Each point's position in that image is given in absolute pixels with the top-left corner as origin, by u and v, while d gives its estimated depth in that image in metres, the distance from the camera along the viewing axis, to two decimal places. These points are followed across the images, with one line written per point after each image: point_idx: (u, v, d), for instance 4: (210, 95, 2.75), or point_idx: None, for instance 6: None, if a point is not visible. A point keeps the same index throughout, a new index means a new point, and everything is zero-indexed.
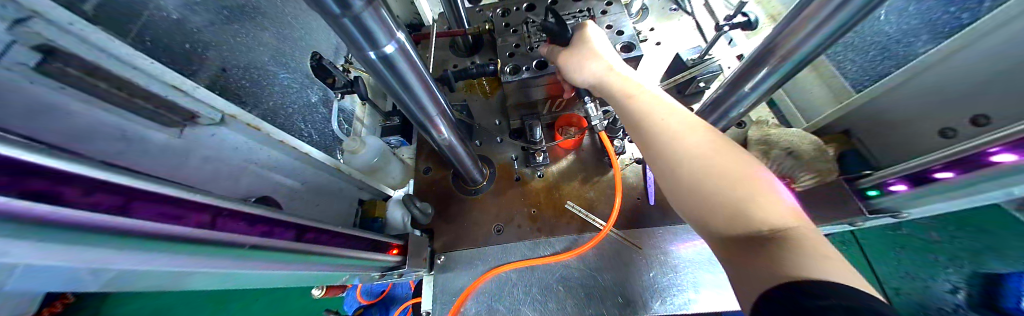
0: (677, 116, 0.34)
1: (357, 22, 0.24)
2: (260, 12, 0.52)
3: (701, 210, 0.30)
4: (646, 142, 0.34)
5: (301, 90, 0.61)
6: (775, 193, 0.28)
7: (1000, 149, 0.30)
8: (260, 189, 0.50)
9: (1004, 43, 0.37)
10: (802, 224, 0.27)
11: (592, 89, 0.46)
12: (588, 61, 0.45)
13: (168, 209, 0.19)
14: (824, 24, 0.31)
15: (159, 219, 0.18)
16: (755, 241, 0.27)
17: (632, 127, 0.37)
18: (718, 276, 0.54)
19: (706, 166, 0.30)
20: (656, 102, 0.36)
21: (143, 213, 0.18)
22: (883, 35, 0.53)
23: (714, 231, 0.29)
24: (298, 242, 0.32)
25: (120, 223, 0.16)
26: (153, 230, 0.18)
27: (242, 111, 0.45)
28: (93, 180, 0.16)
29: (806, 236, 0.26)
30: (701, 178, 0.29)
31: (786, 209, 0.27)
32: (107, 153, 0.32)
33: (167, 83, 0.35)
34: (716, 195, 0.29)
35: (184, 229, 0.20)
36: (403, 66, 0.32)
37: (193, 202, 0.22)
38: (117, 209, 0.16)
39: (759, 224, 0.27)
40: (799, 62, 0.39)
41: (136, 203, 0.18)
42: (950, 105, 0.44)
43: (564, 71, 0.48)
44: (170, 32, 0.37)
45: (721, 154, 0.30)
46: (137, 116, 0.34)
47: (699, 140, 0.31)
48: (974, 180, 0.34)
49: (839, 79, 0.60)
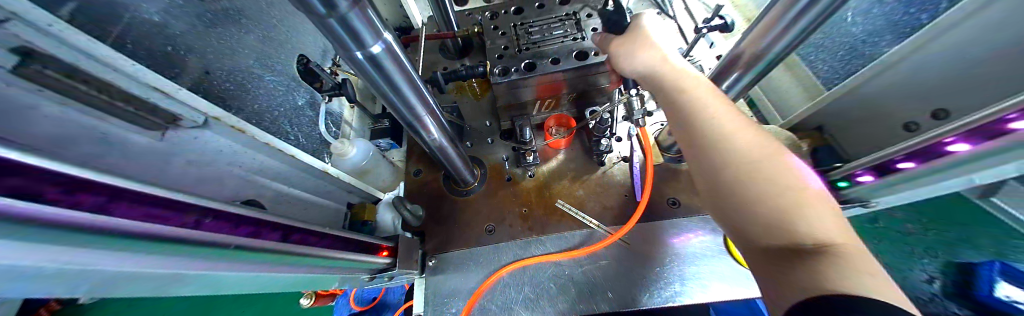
0: (733, 117, 0.34)
1: (344, 22, 0.24)
2: (245, 15, 0.52)
3: (742, 211, 0.31)
4: (695, 136, 0.35)
5: (287, 92, 0.61)
6: (825, 206, 0.28)
7: (955, 139, 0.32)
8: (243, 192, 0.49)
9: (954, 44, 0.40)
10: (852, 242, 0.26)
11: (641, 80, 0.46)
12: (642, 51, 0.45)
13: (150, 210, 0.20)
14: (791, 24, 0.33)
15: (139, 219, 0.18)
16: (795, 249, 0.27)
17: (681, 121, 0.37)
18: (705, 269, 0.55)
19: (758, 168, 0.30)
20: (714, 100, 0.36)
21: (126, 213, 0.18)
22: (849, 35, 0.56)
23: (752, 234, 0.30)
24: (285, 244, 0.31)
25: (103, 223, 0.16)
26: (136, 230, 0.18)
27: (226, 114, 0.43)
28: (76, 179, 0.16)
29: (857, 255, 0.26)
30: (747, 179, 0.30)
31: (835, 225, 0.27)
32: (88, 157, 0.32)
33: (146, 83, 0.34)
34: (759, 198, 0.29)
35: (169, 228, 0.20)
36: (391, 67, 0.33)
37: (174, 202, 0.22)
38: (98, 209, 0.17)
39: (804, 233, 0.27)
40: (772, 61, 0.41)
41: (118, 204, 0.18)
42: (913, 100, 0.46)
43: (617, 58, 0.48)
44: (152, 33, 0.37)
45: (775, 159, 0.31)
46: (115, 118, 0.33)
47: (754, 142, 0.32)
48: (933, 169, 0.36)
49: (809, 77, 0.62)
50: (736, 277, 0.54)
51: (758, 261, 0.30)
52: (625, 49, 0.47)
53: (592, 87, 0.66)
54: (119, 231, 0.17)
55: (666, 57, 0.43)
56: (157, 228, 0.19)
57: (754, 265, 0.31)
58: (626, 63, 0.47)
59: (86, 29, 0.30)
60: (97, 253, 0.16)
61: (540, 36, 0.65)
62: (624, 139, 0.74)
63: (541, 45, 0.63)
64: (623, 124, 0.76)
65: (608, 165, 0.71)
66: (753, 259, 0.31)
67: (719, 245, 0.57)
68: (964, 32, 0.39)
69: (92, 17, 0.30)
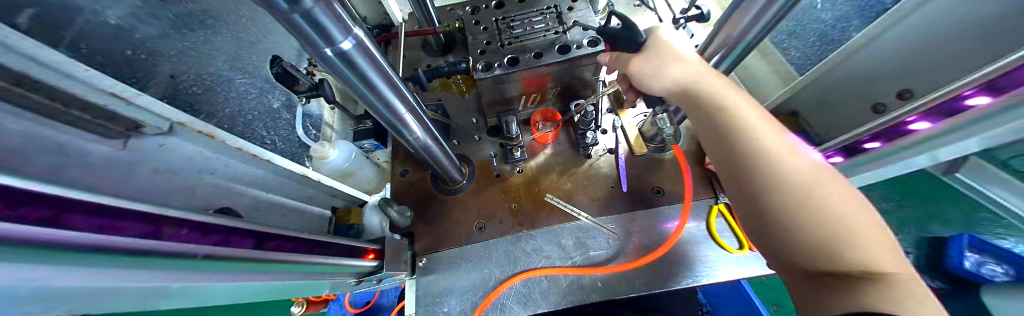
0: (784, 140, 0.33)
1: (309, 17, 0.23)
2: (213, 16, 0.49)
3: (785, 232, 0.31)
4: (741, 160, 0.35)
5: (261, 95, 0.59)
6: (873, 232, 0.28)
7: (918, 118, 0.34)
8: (221, 201, 0.47)
9: (925, 23, 0.40)
10: (901, 269, 0.27)
11: (669, 94, 0.45)
12: (674, 64, 0.43)
13: (103, 221, 0.18)
14: (762, 13, 0.34)
15: (97, 231, 0.17)
16: (838, 274, 0.28)
17: (725, 142, 0.37)
18: (690, 255, 0.57)
19: (811, 195, 0.30)
20: (761, 121, 0.35)
21: (81, 225, 0.16)
22: (820, 22, 0.58)
23: (794, 254, 0.31)
24: (260, 250, 0.30)
25: (57, 236, 0.15)
26: (90, 243, 0.16)
27: (193, 119, 0.41)
28: (18, 191, 0.14)
29: (906, 283, 0.26)
30: (794, 201, 0.31)
31: (886, 253, 0.27)
32: (49, 168, 0.28)
33: (103, 89, 0.32)
34: (804, 221, 0.30)
35: (129, 240, 0.19)
36: (365, 65, 0.32)
37: (129, 212, 0.20)
38: (51, 221, 0.15)
39: (850, 261, 0.28)
40: (747, 48, 0.41)
41: (70, 216, 0.16)
42: (883, 81, 0.46)
43: (632, 75, 0.47)
44: (108, 37, 0.34)
45: (828, 185, 0.30)
46: (72, 127, 0.30)
47: (808, 168, 0.31)
48: (895, 148, 0.38)
49: (782, 64, 0.63)
50: (720, 260, 0.56)
51: (800, 282, 0.31)
52: (641, 66, 0.45)
53: (577, 80, 0.66)
54: (75, 245, 0.16)
55: (700, 71, 0.42)
56: (113, 239, 0.18)
57: (793, 283, 0.32)
58: (649, 79, 0.45)
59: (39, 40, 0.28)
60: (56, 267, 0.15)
61: (522, 30, 0.64)
62: (609, 131, 0.74)
63: (524, 40, 0.62)
64: (606, 117, 0.76)
65: (594, 158, 0.71)
66: (796, 280, 0.32)
67: (702, 230, 0.59)
68: (934, 12, 0.39)
69: (43, 23, 0.28)
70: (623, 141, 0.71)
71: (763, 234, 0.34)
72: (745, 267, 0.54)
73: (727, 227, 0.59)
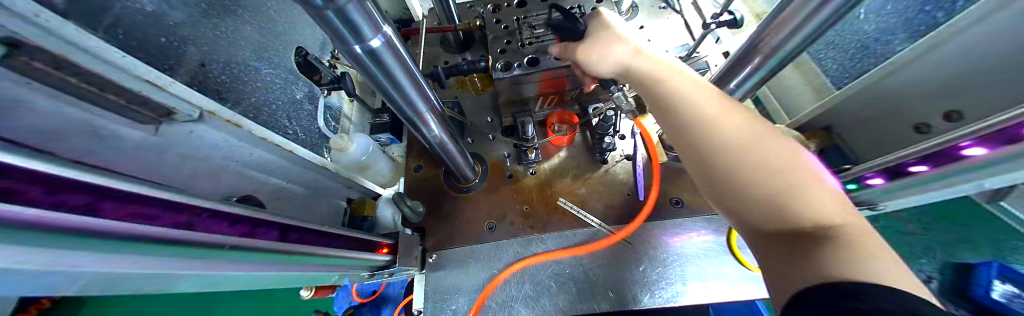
0: (720, 107, 0.33)
1: (342, 14, 0.23)
2: (242, 6, 0.50)
3: (738, 199, 0.31)
4: (684, 136, 0.34)
5: (285, 86, 0.60)
6: (814, 183, 0.28)
7: (971, 143, 0.32)
8: (243, 188, 0.48)
9: (982, 39, 0.37)
10: (847, 217, 0.27)
11: (620, 77, 0.45)
12: (614, 48, 0.43)
13: (138, 209, 0.18)
14: (803, 24, 0.32)
15: (126, 218, 0.17)
16: (796, 235, 0.28)
17: (667, 115, 0.36)
18: (707, 269, 0.55)
19: (751, 159, 0.30)
20: (701, 90, 0.35)
21: (115, 213, 0.17)
22: (861, 33, 0.54)
23: (748, 220, 0.31)
24: (283, 243, 0.30)
25: (86, 223, 0.15)
26: (123, 231, 0.17)
27: (221, 107, 0.42)
28: (58, 179, 0.15)
29: (850, 230, 0.27)
30: (737, 167, 0.30)
31: (832, 206, 0.27)
32: (82, 151, 0.31)
33: (139, 76, 0.33)
34: (751, 185, 0.29)
35: (160, 228, 0.19)
36: (391, 62, 0.32)
37: (162, 201, 0.20)
38: (80, 208, 0.15)
39: (799, 217, 0.28)
40: (783, 59, 0.39)
41: (105, 204, 0.17)
42: (927, 101, 0.44)
43: (583, 63, 0.47)
44: (143, 23, 0.36)
45: (767, 146, 0.30)
46: (108, 112, 0.32)
47: (743, 132, 0.31)
48: (942, 174, 0.36)
49: (820, 77, 0.60)
50: (738, 276, 0.54)
51: (760, 247, 0.31)
52: (588, 54, 0.45)
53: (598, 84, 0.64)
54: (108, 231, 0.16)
55: (640, 51, 0.42)
56: (143, 227, 0.18)
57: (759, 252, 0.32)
58: (597, 66, 0.45)
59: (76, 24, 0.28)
60: (91, 250, 0.15)
61: (544, 30, 0.63)
62: (627, 137, 0.73)
63: (545, 40, 0.61)
64: (625, 122, 0.75)
65: (611, 163, 0.70)
66: (756, 246, 0.32)
67: (721, 244, 0.57)
68: (995, 27, 0.36)
69: (82, 9, 0.29)
70: (641, 147, 0.70)
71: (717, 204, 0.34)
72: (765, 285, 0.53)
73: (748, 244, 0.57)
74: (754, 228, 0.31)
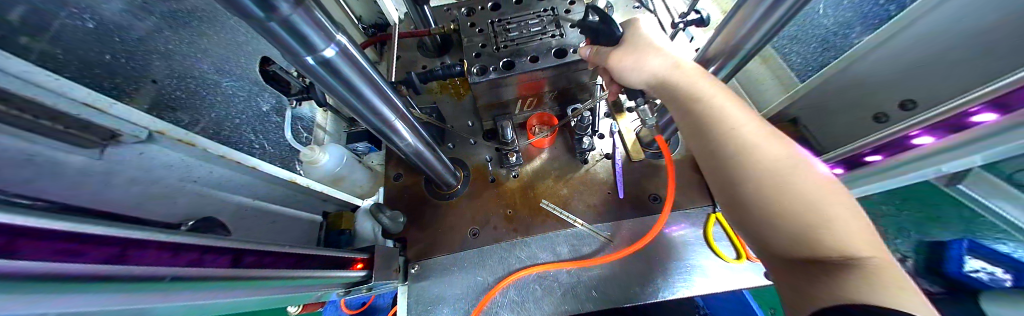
0: (759, 128, 0.33)
1: (287, 25, 0.22)
2: (198, 17, 0.47)
3: (767, 220, 0.31)
4: (718, 153, 0.34)
5: (249, 98, 0.57)
6: (850, 213, 0.28)
7: (920, 133, 0.33)
8: (205, 209, 0.45)
9: (939, 26, 0.36)
10: (879, 253, 0.27)
11: (649, 87, 0.44)
12: (648, 56, 0.42)
13: (56, 245, 0.16)
14: (762, 21, 0.32)
15: (50, 258, 0.15)
16: (820, 261, 0.28)
17: (701, 130, 0.36)
18: (687, 263, 0.56)
19: (788, 182, 0.30)
20: (738, 110, 0.35)
21: (37, 251, 0.14)
22: (822, 27, 0.56)
23: (772, 240, 0.31)
24: (238, 268, 0.28)
25: (18, 267, 0.13)
26: (47, 270, 0.14)
27: (171, 126, 0.40)
28: None
29: (879, 264, 0.27)
30: (773, 188, 0.30)
31: (864, 239, 0.27)
32: (18, 181, 0.27)
33: (78, 100, 0.31)
34: (783, 207, 0.30)
35: (88, 265, 0.17)
36: (349, 71, 0.30)
37: (69, 235, 0.17)
38: (5, 250, 0.13)
39: (829, 245, 0.28)
40: (745, 57, 0.40)
41: (25, 242, 0.14)
42: (883, 92, 0.44)
43: (612, 69, 0.46)
44: (92, 41, 0.33)
45: (804, 171, 0.30)
46: (39, 136, 0.28)
47: (782, 155, 0.31)
48: (898, 162, 0.38)
49: (786, 71, 0.62)
50: (717, 268, 0.55)
51: (782, 267, 0.32)
52: (619, 60, 0.44)
53: (574, 85, 0.64)
54: (32, 274, 0.14)
55: (676, 61, 0.40)
56: (68, 265, 0.16)
57: (780, 274, 0.32)
58: (627, 73, 0.44)
59: (15, 45, 0.26)
60: (24, 296, 0.13)
61: (519, 33, 0.63)
62: (606, 136, 0.73)
63: (520, 43, 0.61)
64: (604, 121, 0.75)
65: (591, 163, 0.70)
66: (778, 266, 0.32)
67: (699, 238, 0.58)
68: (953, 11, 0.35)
69: (20, 29, 0.27)
70: (620, 146, 0.70)
71: (743, 221, 0.34)
72: (742, 275, 0.54)
73: (723, 236, 0.58)
74: (777, 249, 0.31)
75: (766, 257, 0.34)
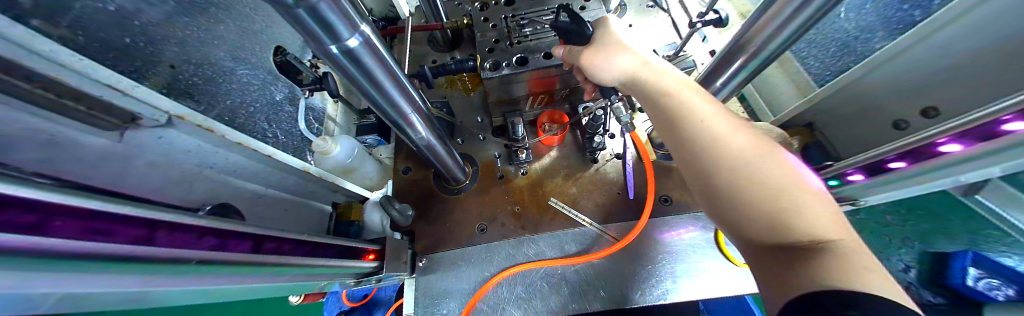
0: (723, 117, 0.33)
1: (314, 12, 0.21)
2: (216, 4, 0.47)
3: (738, 211, 0.30)
4: (684, 145, 0.34)
5: (264, 86, 0.58)
6: (815, 198, 0.28)
7: (950, 140, 0.33)
8: (222, 196, 0.45)
9: (959, 38, 0.36)
10: (847, 236, 0.27)
11: (622, 85, 0.44)
12: (618, 55, 0.43)
13: (86, 225, 0.16)
14: (786, 22, 0.32)
15: (72, 236, 0.15)
16: (792, 248, 0.27)
17: (670, 123, 0.36)
18: (695, 265, 0.56)
19: (753, 170, 0.30)
20: (704, 101, 0.35)
21: (64, 230, 0.15)
22: (842, 32, 0.55)
23: (745, 232, 0.30)
24: (258, 254, 0.29)
25: (29, 246, 0.13)
26: (71, 250, 0.15)
27: (191, 111, 0.40)
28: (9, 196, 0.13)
29: (848, 246, 0.26)
30: (739, 178, 0.30)
31: (830, 221, 0.27)
32: (35, 161, 0.27)
33: (100, 81, 0.31)
34: (750, 196, 0.29)
35: (116, 246, 0.17)
36: (370, 61, 0.30)
37: (97, 213, 0.17)
38: (27, 227, 0.13)
39: (797, 230, 0.27)
40: (766, 59, 0.40)
41: (53, 221, 0.14)
42: (899, 100, 0.44)
43: (585, 68, 0.46)
44: (111, 24, 0.33)
45: (768, 158, 0.30)
46: (63, 117, 0.28)
47: (745, 144, 0.31)
48: (921, 170, 0.37)
49: (802, 75, 0.61)
50: (726, 272, 0.55)
51: (758, 258, 0.31)
52: (591, 59, 0.45)
53: None
54: (53, 254, 0.14)
55: (644, 60, 0.41)
56: (91, 244, 0.16)
57: (757, 266, 0.31)
58: (599, 72, 0.44)
59: (32, 25, 0.26)
60: (43, 273, 0.13)
61: (533, 29, 0.62)
62: (617, 136, 0.73)
63: (534, 39, 0.60)
64: (615, 121, 0.75)
65: (601, 162, 0.70)
66: (755, 257, 0.31)
67: (708, 241, 0.58)
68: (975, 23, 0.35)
69: (42, 9, 0.26)
70: (631, 146, 0.70)
71: (715, 215, 0.33)
72: (750, 279, 0.54)
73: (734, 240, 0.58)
74: (750, 240, 0.30)
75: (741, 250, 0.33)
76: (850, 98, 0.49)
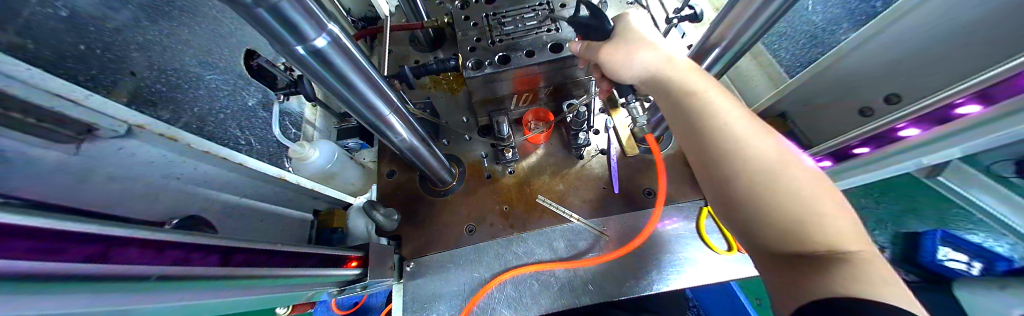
0: (747, 121, 0.34)
1: (277, 13, 0.20)
2: (178, 6, 0.45)
3: (758, 216, 0.31)
4: (705, 147, 0.35)
5: (234, 91, 0.56)
6: (837, 208, 0.29)
7: (908, 125, 0.38)
8: (189, 207, 0.43)
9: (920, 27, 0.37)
10: (866, 247, 0.27)
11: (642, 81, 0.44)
12: (641, 51, 0.42)
13: (38, 243, 0.15)
14: (762, 8, 0.31)
15: (26, 255, 0.13)
16: (808, 256, 0.28)
17: (693, 124, 0.36)
18: (682, 256, 0.57)
19: (778, 176, 0.30)
20: (728, 104, 0.35)
21: (24, 251, 0.13)
22: (811, 24, 0.58)
23: (761, 237, 0.31)
24: (227, 266, 0.27)
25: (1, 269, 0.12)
26: (43, 272, 0.14)
27: (151, 120, 0.38)
28: None
29: (867, 258, 0.27)
30: (763, 183, 0.30)
31: (849, 232, 0.28)
32: None
33: (50, 91, 0.28)
34: (772, 202, 0.30)
35: (74, 265, 0.16)
36: (340, 62, 0.29)
37: (24, 230, 0.14)
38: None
39: (816, 238, 0.28)
40: (738, 51, 0.41)
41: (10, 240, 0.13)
42: (867, 88, 0.45)
43: (605, 63, 0.46)
44: (64, 31, 0.31)
45: (793, 166, 0.30)
46: (16, 132, 0.26)
47: (771, 150, 0.31)
48: (884, 153, 0.43)
49: (775, 68, 0.63)
50: (711, 261, 0.56)
51: (771, 263, 0.32)
52: (612, 54, 0.44)
53: (570, 80, 0.64)
54: (29, 276, 0.13)
55: (668, 57, 0.41)
56: (43, 262, 0.14)
57: (768, 270, 0.32)
58: (619, 68, 0.44)
59: None
60: (31, 297, 0.13)
61: (513, 27, 0.62)
62: (601, 132, 0.74)
63: (514, 37, 0.60)
64: (598, 117, 0.76)
65: (586, 158, 0.70)
66: (767, 262, 0.32)
67: (692, 231, 0.59)
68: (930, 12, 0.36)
69: None
70: (615, 142, 0.70)
71: (732, 217, 0.34)
72: (732, 266, 0.55)
73: (715, 229, 0.59)
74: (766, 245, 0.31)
75: (754, 254, 0.34)
76: (835, 86, 0.47)
